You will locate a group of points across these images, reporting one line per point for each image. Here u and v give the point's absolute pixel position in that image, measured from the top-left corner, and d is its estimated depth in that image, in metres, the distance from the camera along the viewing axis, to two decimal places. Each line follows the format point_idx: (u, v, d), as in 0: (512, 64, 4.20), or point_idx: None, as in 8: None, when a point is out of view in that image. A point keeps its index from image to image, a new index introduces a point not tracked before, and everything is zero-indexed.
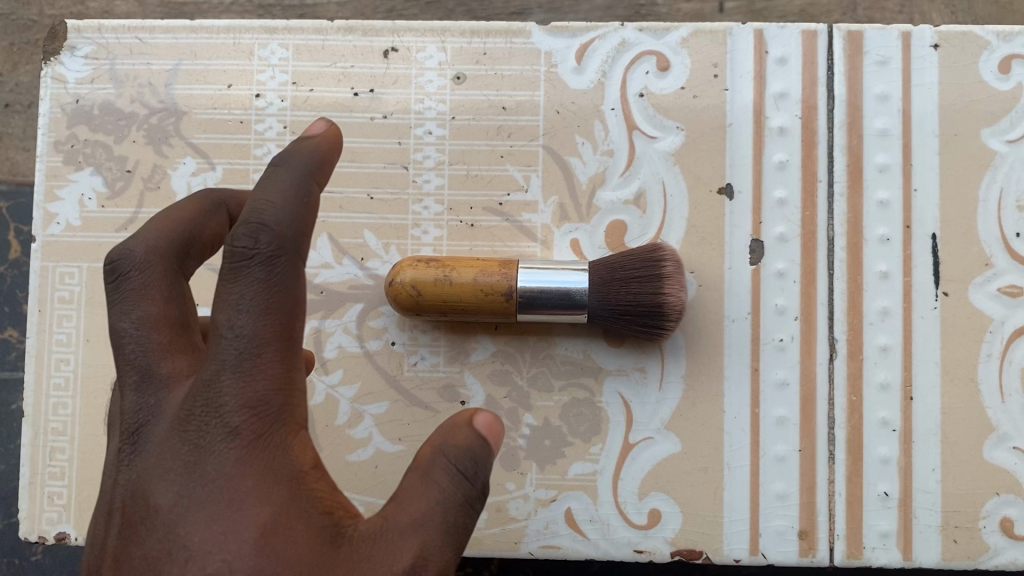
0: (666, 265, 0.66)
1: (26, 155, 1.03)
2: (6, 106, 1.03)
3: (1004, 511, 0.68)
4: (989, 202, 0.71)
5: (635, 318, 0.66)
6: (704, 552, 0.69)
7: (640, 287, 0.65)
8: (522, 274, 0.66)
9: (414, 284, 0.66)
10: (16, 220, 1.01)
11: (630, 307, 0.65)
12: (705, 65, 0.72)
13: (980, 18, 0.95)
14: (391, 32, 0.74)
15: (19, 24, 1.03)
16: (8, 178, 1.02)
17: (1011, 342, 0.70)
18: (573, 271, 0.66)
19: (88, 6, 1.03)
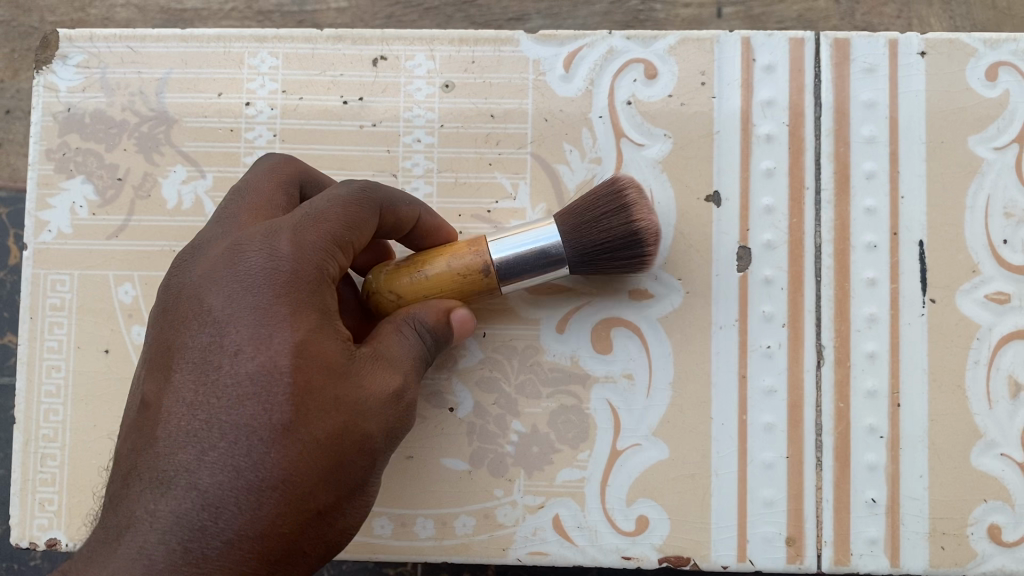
0: (629, 196, 0.65)
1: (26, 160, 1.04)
2: (8, 112, 1.05)
3: (991, 517, 0.68)
4: (976, 209, 0.71)
5: (610, 256, 0.64)
6: (691, 559, 0.69)
7: (612, 221, 0.64)
8: (491, 247, 0.62)
9: (392, 290, 0.63)
10: (13, 226, 1.02)
11: (605, 245, 0.63)
12: (692, 72, 0.73)
13: (978, 22, 0.95)
14: (380, 40, 0.74)
15: (20, 31, 1.04)
16: (8, 184, 1.03)
17: (998, 349, 0.70)
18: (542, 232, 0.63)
19: (87, 14, 1.03)
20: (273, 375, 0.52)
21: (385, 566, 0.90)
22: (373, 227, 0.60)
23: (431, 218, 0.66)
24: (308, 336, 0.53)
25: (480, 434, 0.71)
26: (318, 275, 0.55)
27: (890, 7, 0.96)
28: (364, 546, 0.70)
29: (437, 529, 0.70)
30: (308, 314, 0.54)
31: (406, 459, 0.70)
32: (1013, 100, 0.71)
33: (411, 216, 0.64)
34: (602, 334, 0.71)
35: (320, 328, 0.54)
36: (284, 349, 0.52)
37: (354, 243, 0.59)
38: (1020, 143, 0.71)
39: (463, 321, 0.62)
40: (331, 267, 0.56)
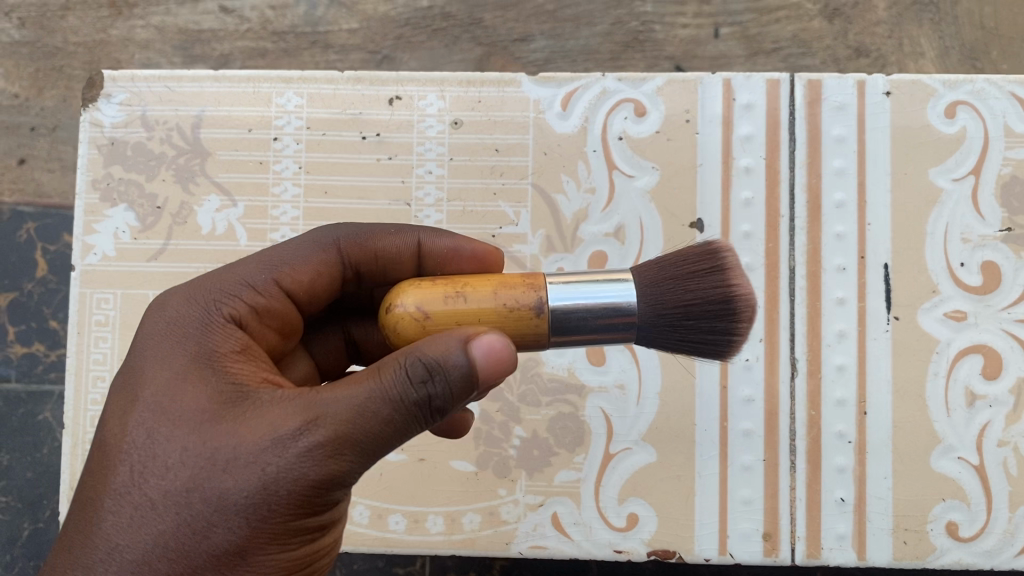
0: (729, 260, 0.55)
1: (48, 176, 1.12)
2: (33, 129, 1.13)
3: (949, 515, 0.75)
4: (936, 234, 0.78)
5: (702, 320, 0.52)
6: (677, 552, 0.76)
7: (708, 280, 0.53)
8: (553, 287, 0.49)
9: (419, 305, 0.49)
10: (42, 240, 1.09)
11: (697, 304, 0.52)
12: (678, 111, 0.80)
13: (964, 43, 1.03)
14: (395, 82, 0.82)
15: (46, 52, 1.15)
16: (33, 200, 1.10)
17: (956, 362, 0.76)
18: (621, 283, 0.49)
19: (108, 35, 1.14)
20: (148, 418, 0.49)
21: (395, 564, 0.96)
22: (314, 265, 0.61)
23: (433, 239, 0.64)
24: (191, 376, 0.50)
25: (486, 439, 0.78)
26: (219, 311, 0.55)
27: (879, 28, 1.05)
28: (380, 540, 0.77)
29: (446, 524, 0.77)
30: (191, 352, 0.52)
31: (418, 460, 0.78)
32: (970, 136, 0.79)
33: (394, 252, 0.64)
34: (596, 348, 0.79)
35: (216, 367, 0.51)
36: (163, 390, 0.50)
37: (277, 279, 0.59)
38: (975, 175, 0.78)
39: (492, 345, 0.46)
40: (244, 303, 0.56)
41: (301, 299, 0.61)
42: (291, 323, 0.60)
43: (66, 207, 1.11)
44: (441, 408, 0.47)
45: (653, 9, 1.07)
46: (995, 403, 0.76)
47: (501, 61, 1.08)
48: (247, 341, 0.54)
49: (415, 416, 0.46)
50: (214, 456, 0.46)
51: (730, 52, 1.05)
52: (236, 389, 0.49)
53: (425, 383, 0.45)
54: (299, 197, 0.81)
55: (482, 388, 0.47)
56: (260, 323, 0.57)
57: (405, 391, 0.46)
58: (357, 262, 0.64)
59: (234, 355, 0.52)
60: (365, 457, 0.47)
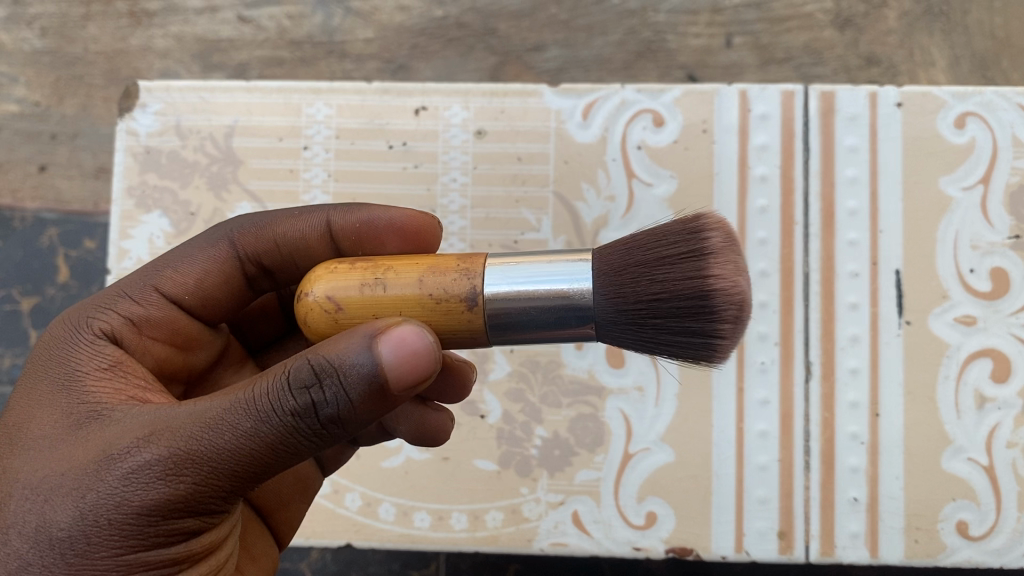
0: (711, 239, 0.48)
1: (69, 183, 1.09)
2: (52, 137, 1.10)
3: (959, 514, 0.77)
4: (946, 241, 0.80)
5: (671, 314, 0.46)
6: (694, 550, 0.78)
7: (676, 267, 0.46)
8: (485, 272, 0.45)
9: (331, 296, 0.47)
10: (65, 245, 1.06)
11: (658, 299, 0.46)
12: (696, 121, 0.83)
13: (975, 52, 1.03)
14: (422, 93, 0.85)
15: (66, 60, 1.12)
16: (54, 205, 1.08)
17: (966, 365, 0.78)
18: (567, 267, 0.44)
19: (127, 44, 1.12)
20: (1, 441, 0.48)
21: (410, 568, 0.94)
22: (202, 262, 0.59)
23: (343, 217, 0.61)
24: (49, 397, 0.49)
25: (508, 439, 0.80)
26: (90, 326, 0.54)
27: (890, 37, 1.05)
28: (405, 536, 0.80)
29: (470, 522, 0.79)
30: (56, 370, 0.51)
31: (442, 459, 0.80)
32: (979, 146, 0.81)
33: (297, 236, 0.61)
34: (616, 350, 0.81)
35: (76, 388, 0.50)
36: (20, 410, 0.49)
37: (157, 285, 0.57)
38: (984, 183, 0.81)
39: (404, 338, 0.43)
40: (119, 315, 0.55)
41: (192, 304, 0.59)
42: (184, 332, 0.59)
43: (88, 214, 1.08)
44: (328, 420, 0.43)
45: (666, 19, 1.08)
46: (1004, 405, 0.78)
47: (515, 70, 1.08)
48: (118, 356, 0.53)
49: (283, 428, 0.43)
50: (48, 474, 0.44)
51: (743, 61, 1.05)
52: (91, 408, 0.48)
53: (308, 387, 0.42)
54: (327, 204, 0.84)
55: (377, 401, 0.44)
56: (141, 337, 0.56)
57: (267, 400, 0.43)
58: (256, 254, 0.61)
59: (100, 371, 0.51)
60: (220, 477, 0.43)
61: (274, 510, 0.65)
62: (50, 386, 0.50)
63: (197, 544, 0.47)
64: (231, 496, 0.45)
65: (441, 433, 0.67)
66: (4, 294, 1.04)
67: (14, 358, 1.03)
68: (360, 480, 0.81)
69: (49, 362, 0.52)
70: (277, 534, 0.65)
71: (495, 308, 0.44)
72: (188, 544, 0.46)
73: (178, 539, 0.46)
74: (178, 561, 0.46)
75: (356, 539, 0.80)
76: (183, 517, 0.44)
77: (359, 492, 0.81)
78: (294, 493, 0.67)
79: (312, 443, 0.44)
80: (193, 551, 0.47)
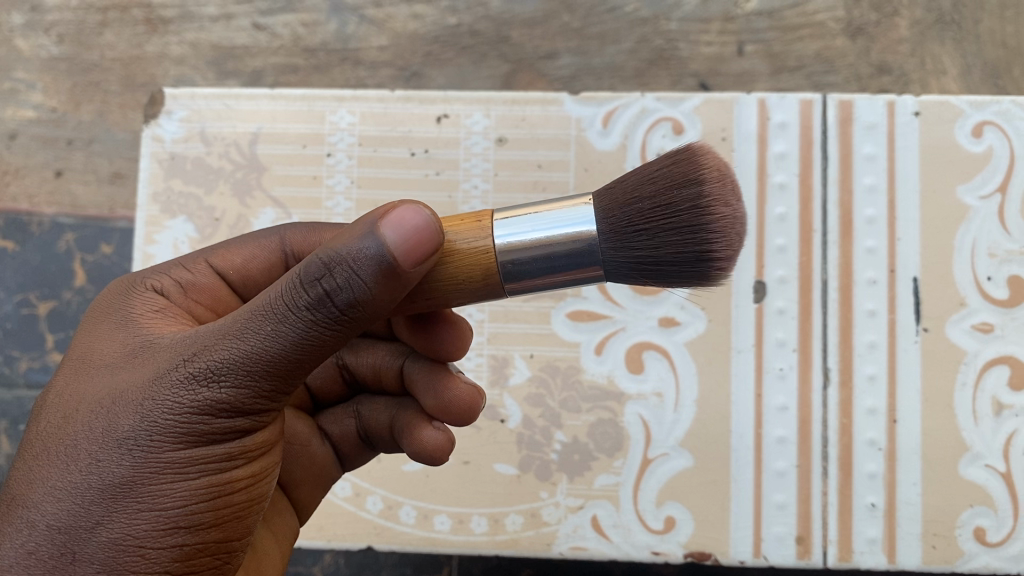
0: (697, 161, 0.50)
1: (86, 189, 1.10)
2: (69, 143, 1.12)
3: (977, 521, 0.78)
4: (964, 249, 0.81)
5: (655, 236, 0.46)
6: (712, 554, 0.79)
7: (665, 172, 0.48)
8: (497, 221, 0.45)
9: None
10: (81, 250, 1.07)
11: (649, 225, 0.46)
12: (715, 129, 0.84)
13: (987, 61, 1.04)
14: (443, 101, 0.86)
15: (83, 67, 1.13)
16: (70, 211, 1.09)
17: (983, 372, 0.79)
18: (568, 208, 0.44)
19: (144, 51, 1.13)
20: (67, 376, 0.50)
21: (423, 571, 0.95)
22: (251, 246, 0.61)
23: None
24: (106, 333, 0.52)
25: (528, 444, 0.81)
26: (144, 282, 0.57)
27: (902, 46, 1.06)
28: (426, 539, 0.80)
29: (490, 525, 0.80)
30: (112, 314, 0.54)
31: (463, 463, 0.81)
32: (996, 155, 0.82)
33: None
34: (634, 357, 0.82)
35: (132, 326, 0.52)
36: (82, 348, 0.52)
37: (208, 258, 0.60)
38: (1002, 192, 0.81)
39: (403, 218, 0.42)
40: (170, 279, 0.58)
41: (235, 282, 0.61)
42: (228, 308, 0.60)
43: (104, 218, 1.09)
44: (346, 306, 0.43)
45: (677, 27, 1.09)
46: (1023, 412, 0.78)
47: (528, 78, 1.09)
48: (166, 303, 0.56)
49: (306, 319, 0.43)
50: (109, 389, 0.46)
51: (755, 69, 1.06)
52: (145, 337, 0.50)
53: (318, 279, 0.42)
54: (349, 211, 0.85)
55: (394, 286, 0.43)
56: (186, 298, 0.58)
57: (285, 294, 0.43)
58: (302, 253, 0.61)
59: (149, 313, 0.54)
60: (260, 371, 0.44)
61: (291, 488, 0.65)
62: (106, 325, 0.53)
63: (252, 444, 0.47)
64: (277, 390, 0.45)
65: (436, 454, 0.61)
66: (21, 298, 1.05)
67: (30, 362, 1.04)
68: (381, 483, 0.81)
69: (105, 310, 0.55)
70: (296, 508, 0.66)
71: (503, 258, 0.44)
72: (242, 442, 0.47)
73: (232, 437, 0.46)
74: (233, 459, 0.47)
75: (378, 542, 0.81)
76: (233, 412, 0.45)
77: (380, 495, 0.81)
78: (308, 477, 0.66)
79: (339, 334, 0.44)
80: (249, 450, 0.47)
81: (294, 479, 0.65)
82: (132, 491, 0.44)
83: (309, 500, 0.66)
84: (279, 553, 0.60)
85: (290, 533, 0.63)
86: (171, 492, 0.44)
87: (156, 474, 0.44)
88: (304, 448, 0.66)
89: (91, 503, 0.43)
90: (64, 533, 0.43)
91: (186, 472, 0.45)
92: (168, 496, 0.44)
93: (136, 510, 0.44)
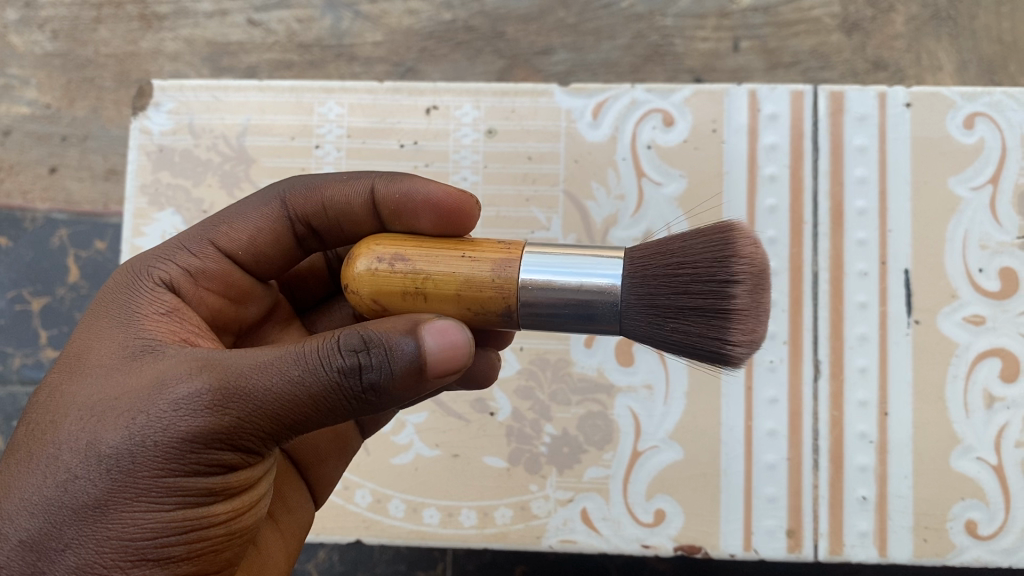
0: (740, 282, 0.48)
1: (80, 185, 1.09)
2: (63, 139, 1.11)
3: (969, 514, 0.77)
4: (955, 241, 0.80)
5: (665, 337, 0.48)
6: (703, 547, 0.78)
7: (699, 325, 0.47)
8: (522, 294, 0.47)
9: (376, 298, 0.49)
10: (74, 246, 1.06)
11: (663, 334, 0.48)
12: (704, 121, 0.83)
13: (983, 57, 1.04)
14: (433, 92, 0.86)
15: (77, 63, 1.13)
16: (63, 207, 1.08)
17: (975, 365, 0.79)
18: (596, 257, 0.47)
19: (138, 47, 1.13)
20: (60, 371, 0.49)
21: (416, 569, 0.95)
22: (255, 220, 0.60)
23: (387, 186, 0.59)
24: (108, 330, 0.51)
25: (518, 436, 0.80)
26: (151, 274, 0.56)
27: (898, 41, 1.06)
28: (415, 532, 0.80)
29: (479, 518, 0.80)
30: (115, 309, 0.53)
31: (452, 456, 0.81)
32: (988, 146, 0.82)
33: (343, 201, 0.60)
34: (625, 349, 0.82)
35: (134, 326, 0.51)
36: (81, 342, 0.51)
37: (213, 240, 0.59)
38: (993, 184, 0.81)
39: (446, 331, 0.46)
40: (177, 266, 0.57)
41: (244, 259, 0.60)
42: (237, 286, 0.60)
43: (98, 215, 1.08)
44: (370, 386, 0.44)
45: (673, 23, 1.08)
46: (1013, 405, 0.78)
47: (524, 73, 1.08)
48: (175, 304, 0.55)
49: (331, 381, 0.44)
50: (102, 397, 0.45)
51: (750, 65, 1.06)
52: (148, 343, 0.49)
53: (357, 351, 0.44)
54: None
55: (415, 381, 0.46)
56: (197, 288, 0.57)
57: (315, 358, 0.44)
58: (306, 216, 0.61)
59: (156, 315, 0.53)
60: (262, 414, 0.44)
61: (314, 466, 0.65)
62: (107, 322, 0.52)
63: (234, 480, 0.47)
64: (273, 434, 0.45)
65: (490, 370, 0.65)
66: (14, 294, 1.04)
67: (23, 358, 1.03)
68: (370, 476, 0.81)
69: (109, 303, 0.53)
70: (313, 491, 0.65)
71: (525, 297, 0.47)
72: (226, 478, 0.46)
73: (216, 471, 0.46)
74: (214, 494, 0.46)
75: (366, 536, 0.80)
76: (223, 448, 0.45)
77: (369, 488, 0.81)
78: (332, 451, 0.67)
79: (353, 408, 0.45)
80: (230, 486, 0.47)
81: (319, 455, 0.66)
82: (106, 516, 0.43)
83: (329, 477, 0.67)
84: (285, 554, 0.59)
85: (300, 528, 0.62)
86: (144, 522, 0.44)
87: (133, 501, 0.43)
88: None
89: (63, 523, 0.43)
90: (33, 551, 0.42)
91: (163, 502, 0.44)
92: (141, 525, 0.44)
93: (106, 536, 0.43)
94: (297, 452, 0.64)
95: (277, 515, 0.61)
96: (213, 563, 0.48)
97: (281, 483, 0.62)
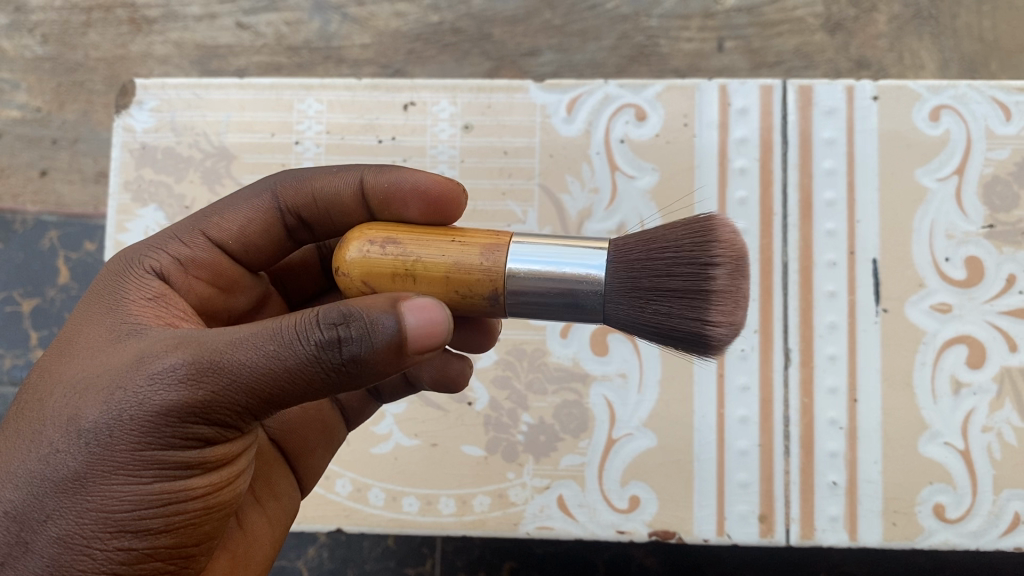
0: (718, 264, 0.49)
1: (70, 188, 1.11)
2: (54, 142, 1.12)
3: (936, 498, 0.78)
4: (922, 231, 0.82)
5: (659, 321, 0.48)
6: (676, 533, 0.79)
7: (680, 306, 0.48)
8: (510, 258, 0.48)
9: (366, 279, 0.50)
10: (64, 247, 1.07)
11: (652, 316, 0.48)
12: (676, 115, 0.85)
13: (963, 55, 1.06)
14: (410, 89, 0.88)
15: (67, 67, 1.14)
16: (54, 210, 1.09)
17: (942, 351, 0.80)
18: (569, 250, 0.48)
19: (127, 50, 1.14)
20: (52, 354, 0.51)
21: (405, 565, 0.96)
22: (245, 211, 0.62)
23: (375, 176, 0.61)
24: (99, 314, 0.53)
25: (495, 425, 0.82)
26: (142, 262, 0.57)
27: (880, 40, 1.07)
28: (394, 520, 0.81)
29: (457, 506, 0.81)
30: (107, 295, 0.54)
31: (431, 446, 0.82)
32: (953, 138, 0.83)
33: (332, 192, 0.62)
34: (599, 339, 0.83)
35: (120, 310, 0.53)
36: (73, 327, 0.53)
37: (205, 230, 0.61)
38: (959, 175, 0.83)
39: (426, 310, 0.45)
40: (168, 255, 0.59)
41: (234, 249, 0.62)
42: (226, 275, 0.61)
43: (89, 216, 1.09)
44: (351, 359, 0.44)
45: (657, 24, 1.10)
46: (980, 390, 0.79)
47: (510, 74, 1.10)
48: (162, 290, 0.56)
49: (302, 353, 0.43)
50: (88, 375, 0.47)
51: (735, 64, 1.07)
52: (133, 326, 0.51)
53: (335, 325, 0.43)
54: None
55: (395, 357, 0.45)
56: (187, 276, 0.59)
57: (294, 327, 0.44)
58: (296, 207, 0.63)
59: (145, 300, 0.54)
60: (235, 389, 0.44)
61: (301, 456, 0.66)
62: (97, 305, 0.54)
63: (212, 455, 0.48)
64: (248, 408, 0.45)
65: (457, 385, 0.66)
66: (5, 295, 1.06)
67: (14, 359, 1.04)
68: (350, 466, 0.82)
69: (101, 289, 0.55)
70: (300, 480, 0.66)
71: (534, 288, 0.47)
72: (203, 453, 0.47)
73: (193, 446, 0.46)
74: (191, 468, 0.47)
75: (346, 524, 0.82)
76: (199, 423, 0.45)
77: (349, 478, 0.82)
78: (320, 442, 0.68)
79: (331, 381, 0.44)
80: (208, 461, 0.48)
81: (306, 447, 0.66)
82: (84, 488, 0.44)
83: (314, 468, 0.67)
84: (270, 539, 0.60)
85: (286, 514, 0.63)
86: (122, 494, 0.45)
87: (111, 475, 0.44)
88: (316, 412, 0.68)
89: (45, 494, 0.44)
90: (16, 521, 0.44)
91: (141, 476, 0.45)
92: (120, 498, 0.45)
93: (86, 508, 0.44)
94: (284, 441, 0.65)
95: (263, 498, 0.62)
96: (192, 536, 0.49)
97: (268, 470, 0.63)
